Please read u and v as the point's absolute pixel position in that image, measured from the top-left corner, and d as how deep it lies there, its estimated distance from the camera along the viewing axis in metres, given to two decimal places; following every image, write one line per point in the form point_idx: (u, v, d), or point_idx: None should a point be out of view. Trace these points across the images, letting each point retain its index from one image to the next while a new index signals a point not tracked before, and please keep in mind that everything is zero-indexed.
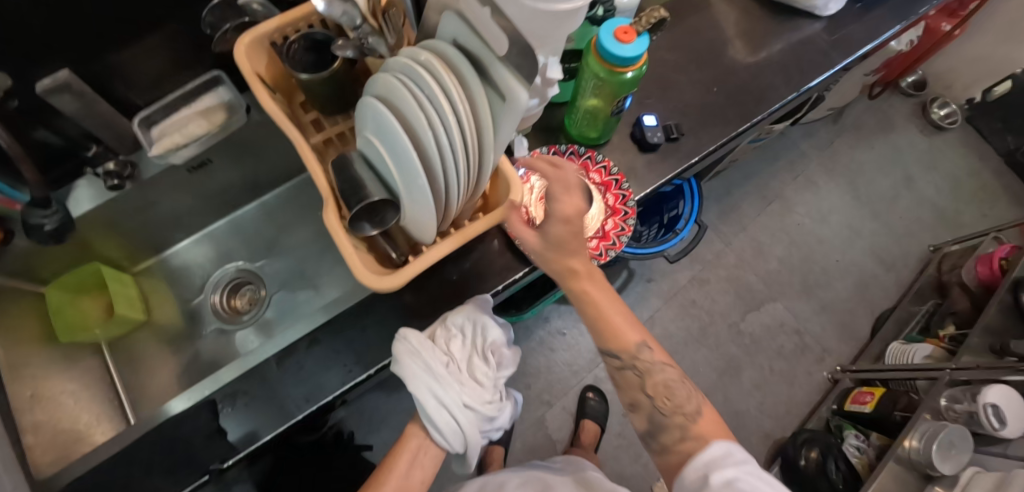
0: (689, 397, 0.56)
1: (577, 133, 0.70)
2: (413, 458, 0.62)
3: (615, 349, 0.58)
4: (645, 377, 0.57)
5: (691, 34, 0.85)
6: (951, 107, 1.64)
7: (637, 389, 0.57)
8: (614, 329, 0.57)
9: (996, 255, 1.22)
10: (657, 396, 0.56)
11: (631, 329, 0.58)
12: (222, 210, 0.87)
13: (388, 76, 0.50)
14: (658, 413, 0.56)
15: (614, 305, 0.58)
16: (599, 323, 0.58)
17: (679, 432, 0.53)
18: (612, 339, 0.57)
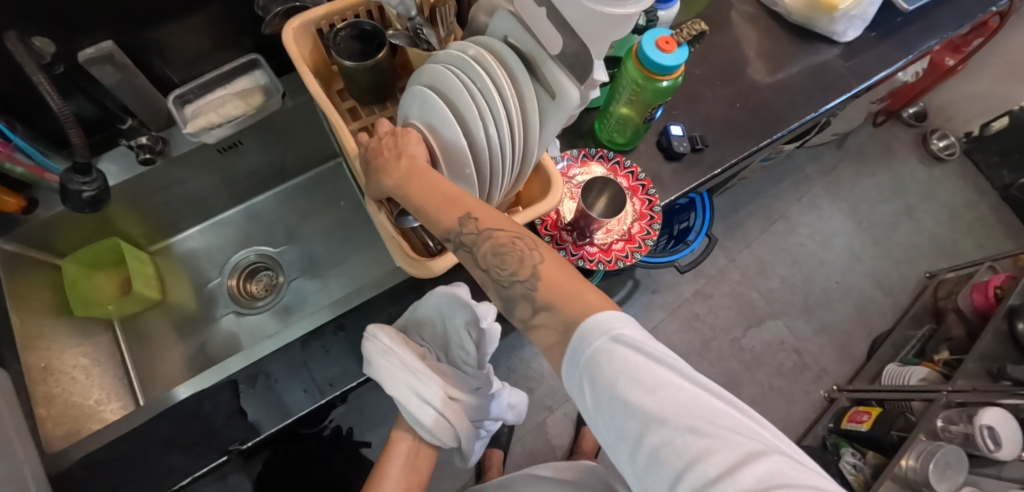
0: (526, 252, 0.41)
1: (606, 138, 0.72)
2: (404, 456, 0.66)
3: (437, 226, 0.44)
4: (473, 245, 0.43)
5: (715, 51, 0.88)
6: (950, 139, 1.69)
7: (476, 269, 0.44)
8: (436, 204, 0.45)
9: (992, 283, 1.26)
10: (492, 267, 0.42)
11: (450, 197, 0.44)
12: (244, 194, 0.87)
13: (438, 68, 0.52)
14: (498, 288, 0.42)
15: (430, 178, 0.45)
16: (430, 200, 0.45)
17: (528, 305, 0.41)
18: (431, 220, 0.45)
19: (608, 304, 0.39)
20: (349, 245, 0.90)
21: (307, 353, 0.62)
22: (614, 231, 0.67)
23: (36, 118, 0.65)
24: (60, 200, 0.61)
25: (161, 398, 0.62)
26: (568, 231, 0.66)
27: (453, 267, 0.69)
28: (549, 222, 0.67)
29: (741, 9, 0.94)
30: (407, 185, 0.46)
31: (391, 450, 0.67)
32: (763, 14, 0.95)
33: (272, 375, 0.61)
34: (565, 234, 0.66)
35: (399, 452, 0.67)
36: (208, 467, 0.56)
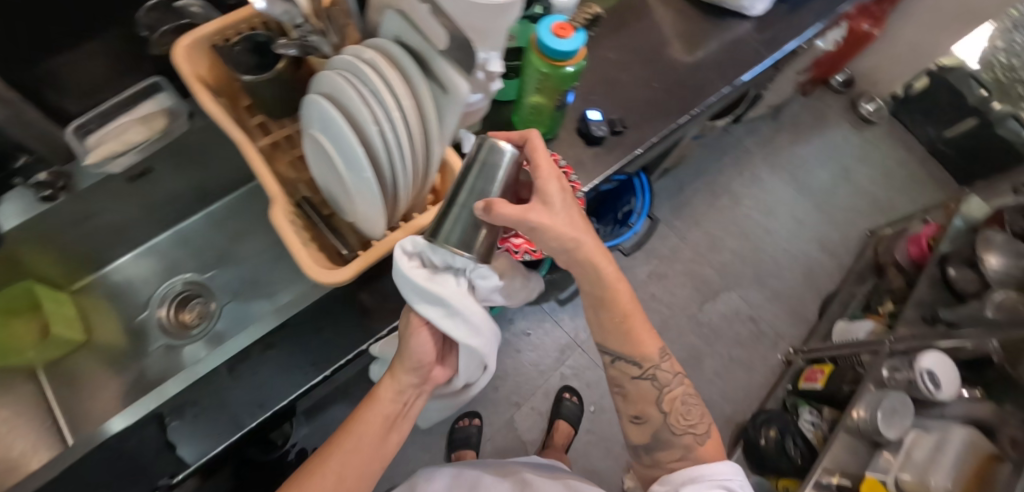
0: (699, 420, 0.64)
1: (525, 129, 0.72)
2: (383, 417, 0.61)
3: (634, 353, 0.64)
4: (663, 390, 0.64)
5: (631, 34, 0.89)
6: (877, 102, 1.77)
7: (652, 402, 0.64)
8: (637, 337, 0.64)
9: (924, 235, 1.33)
10: (672, 412, 0.64)
11: (648, 338, 0.64)
12: (169, 221, 0.84)
13: (331, 73, 0.51)
14: (666, 432, 0.63)
15: (631, 302, 0.62)
16: (629, 331, 0.63)
17: (681, 451, 0.63)
18: (636, 347, 0.64)
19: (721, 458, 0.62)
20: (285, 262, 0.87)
21: (234, 377, 0.60)
22: None
23: None
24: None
25: None
26: None
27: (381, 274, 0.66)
28: None
29: None
30: (612, 290, 0.60)
31: (369, 410, 0.61)
32: None
33: (200, 403, 0.59)
34: None
35: (375, 417, 0.60)
36: None
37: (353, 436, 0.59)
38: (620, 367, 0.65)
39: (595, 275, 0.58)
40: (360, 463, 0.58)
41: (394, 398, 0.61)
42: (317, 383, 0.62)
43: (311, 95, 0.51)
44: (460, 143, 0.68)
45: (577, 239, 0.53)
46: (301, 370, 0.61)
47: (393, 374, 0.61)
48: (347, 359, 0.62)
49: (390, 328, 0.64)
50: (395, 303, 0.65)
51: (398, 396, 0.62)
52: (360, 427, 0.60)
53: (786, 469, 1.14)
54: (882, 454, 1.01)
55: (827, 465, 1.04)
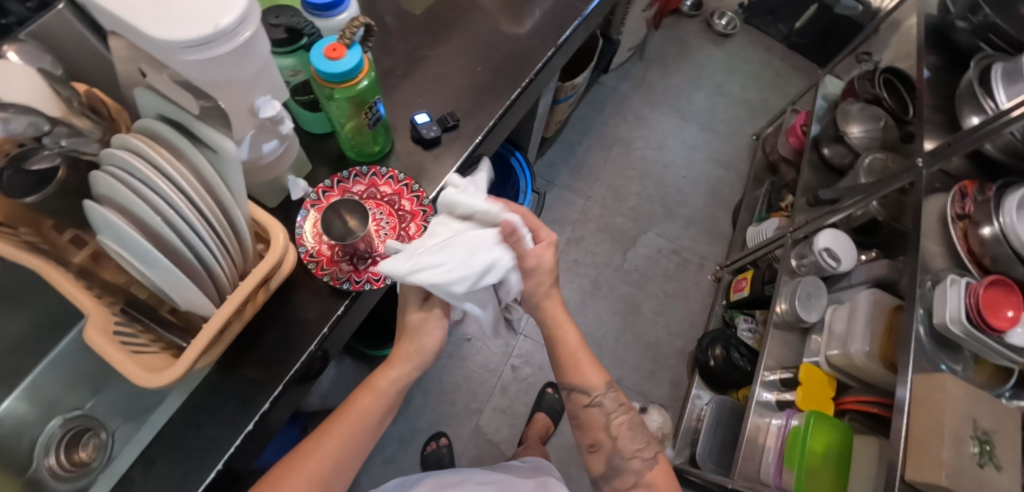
0: (646, 446, 0.70)
1: (356, 152, 0.70)
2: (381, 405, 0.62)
3: (581, 383, 0.69)
4: (610, 416, 0.70)
5: (447, 26, 0.88)
6: (728, 15, 1.85)
7: (603, 429, 0.70)
8: (582, 368, 0.69)
9: (798, 124, 1.42)
10: (619, 437, 0.69)
11: (596, 374, 0.69)
12: (30, 361, 0.76)
13: (94, 170, 0.47)
14: (618, 458, 0.68)
15: (577, 342, 0.69)
16: (574, 370, 0.69)
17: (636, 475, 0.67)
18: (581, 377, 0.69)
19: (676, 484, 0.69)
20: None
21: None
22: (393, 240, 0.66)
23: None
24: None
25: None
26: (348, 261, 0.65)
27: (250, 346, 0.62)
28: (323, 261, 0.64)
29: None
30: (556, 327, 0.67)
31: (366, 395, 0.62)
32: None
33: None
34: (344, 265, 0.64)
35: (373, 404, 0.62)
36: None
37: (349, 422, 0.60)
38: (572, 397, 0.70)
39: (546, 325, 0.68)
40: (351, 447, 0.59)
41: (393, 384, 0.63)
42: (213, 480, 0.58)
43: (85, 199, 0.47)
44: (290, 192, 0.66)
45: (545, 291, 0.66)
46: (190, 473, 0.57)
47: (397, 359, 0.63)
48: (239, 442, 0.59)
49: (273, 399, 0.61)
50: (274, 370, 0.62)
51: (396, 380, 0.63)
52: (356, 407, 0.61)
53: (740, 379, 1.20)
54: (813, 338, 1.08)
55: (769, 364, 1.09)
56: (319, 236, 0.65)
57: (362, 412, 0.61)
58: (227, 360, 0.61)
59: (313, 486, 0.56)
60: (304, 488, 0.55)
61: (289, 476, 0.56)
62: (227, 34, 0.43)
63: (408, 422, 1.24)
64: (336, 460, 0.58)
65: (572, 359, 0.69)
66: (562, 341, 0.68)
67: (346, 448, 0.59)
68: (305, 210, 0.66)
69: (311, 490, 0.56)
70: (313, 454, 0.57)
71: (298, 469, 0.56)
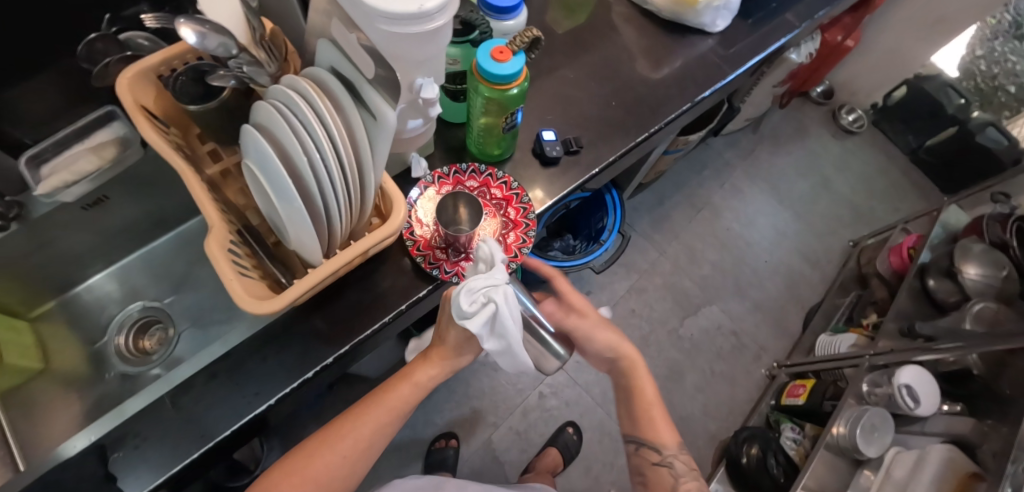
0: None
1: (478, 151, 0.72)
2: (410, 397, 0.63)
3: (653, 438, 0.70)
4: (678, 479, 0.68)
5: (589, 53, 0.89)
6: (858, 112, 1.76)
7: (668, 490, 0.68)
8: (655, 425, 0.71)
9: (906, 245, 1.33)
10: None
11: (666, 432, 0.71)
12: (128, 246, 0.82)
13: (263, 102, 0.50)
14: None
15: (654, 400, 0.70)
16: (649, 424, 0.70)
17: None
18: (653, 434, 0.70)
19: None
20: None
21: (178, 410, 0.58)
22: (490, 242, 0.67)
23: None
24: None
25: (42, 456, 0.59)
26: (442, 249, 0.66)
27: (332, 300, 0.64)
28: (421, 243, 0.66)
29: (616, 11, 0.96)
30: (638, 388, 0.69)
31: (400, 387, 0.63)
32: (637, 11, 0.96)
33: (142, 433, 0.57)
34: (438, 252, 0.66)
35: (409, 396, 0.63)
36: None
37: (377, 408, 0.62)
38: (642, 453, 0.71)
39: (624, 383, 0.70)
40: (379, 433, 0.62)
41: (427, 380, 0.64)
42: (261, 413, 0.60)
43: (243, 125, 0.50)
44: (411, 168, 0.69)
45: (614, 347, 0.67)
46: (244, 400, 0.60)
47: (432, 359, 0.63)
48: (294, 385, 0.61)
49: (338, 355, 0.62)
50: (344, 329, 0.63)
51: (434, 370, 0.64)
52: (389, 394, 0.63)
53: (769, 488, 1.12)
54: (863, 472, 1.00)
55: (807, 483, 1.03)
56: (424, 218, 0.67)
57: (394, 399, 0.62)
58: (307, 306, 0.64)
59: (342, 465, 0.59)
60: (332, 462, 0.58)
61: (319, 449, 0.59)
62: (425, 17, 0.44)
63: (425, 412, 1.25)
64: (362, 441, 0.60)
65: (644, 409, 0.70)
66: (642, 398, 0.70)
67: (368, 433, 0.61)
68: (418, 190, 0.68)
69: (337, 465, 0.59)
70: (343, 430, 0.60)
71: (330, 443, 0.59)
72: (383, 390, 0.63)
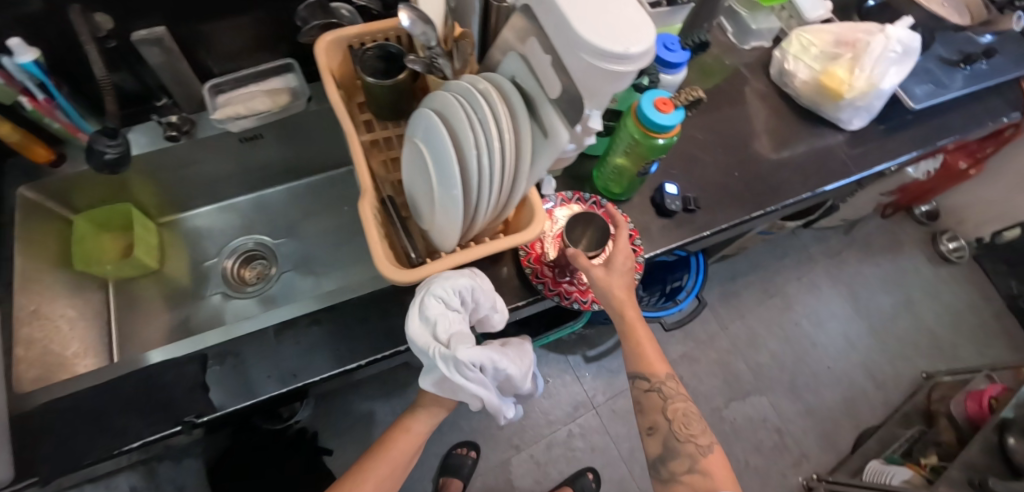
0: (704, 432, 0.64)
1: (603, 186, 0.76)
2: (410, 448, 0.70)
3: (643, 368, 0.66)
4: (668, 401, 0.65)
5: (720, 121, 0.91)
6: (960, 242, 1.66)
7: (659, 411, 0.65)
8: (647, 356, 0.66)
9: (987, 392, 1.23)
10: (676, 421, 0.64)
11: (659, 359, 0.66)
12: (256, 185, 0.89)
13: (446, 95, 0.55)
14: (673, 439, 0.63)
15: (645, 330, 0.66)
16: (638, 358, 0.66)
17: (688, 463, 0.61)
18: (643, 363, 0.66)
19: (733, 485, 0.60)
20: (344, 247, 0.90)
21: (280, 342, 0.63)
22: None
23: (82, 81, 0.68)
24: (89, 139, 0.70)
25: (133, 359, 0.63)
26: (550, 268, 0.68)
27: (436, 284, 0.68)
28: (532, 256, 0.68)
29: (753, 87, 0.96)
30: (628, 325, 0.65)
31: (398, 438, 0.70)
32: (774, 91, 0.96)
33: (241, 356, 0.61)
34: (547, 270, 0.68)
35: (406, 445, 0.70)
36: (159, 434, 0.57)
37: (382, 457, 0.68)
38: (634, 384, 0.67)
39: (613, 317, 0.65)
40: (385, 482, 0.67)
41: (423, 428, 0.72)
42: (349, 369, 0.63)
43: (425, 110, 0.55)
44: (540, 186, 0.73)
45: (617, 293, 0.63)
46: (336, 353, 0.63)
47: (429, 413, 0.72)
48: (386, 354, 0.63)
49: None
50: None
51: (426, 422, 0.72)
52: (389, 449, 0.69)
53: None
54: None
55: None
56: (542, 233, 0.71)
57: (395, 452, 0.69)
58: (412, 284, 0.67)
59: None
60: None
61: None
62: (625, 59, 0.47)
63: (454, 415, 1.26)
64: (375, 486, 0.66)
65: (637, 336, 0.65)
66: (630, 329, 0.65)
67: (376, 481, 0.66)
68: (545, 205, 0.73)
69: None
70: (354, 480, 0.65)
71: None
72: (387, 441, 0.70)
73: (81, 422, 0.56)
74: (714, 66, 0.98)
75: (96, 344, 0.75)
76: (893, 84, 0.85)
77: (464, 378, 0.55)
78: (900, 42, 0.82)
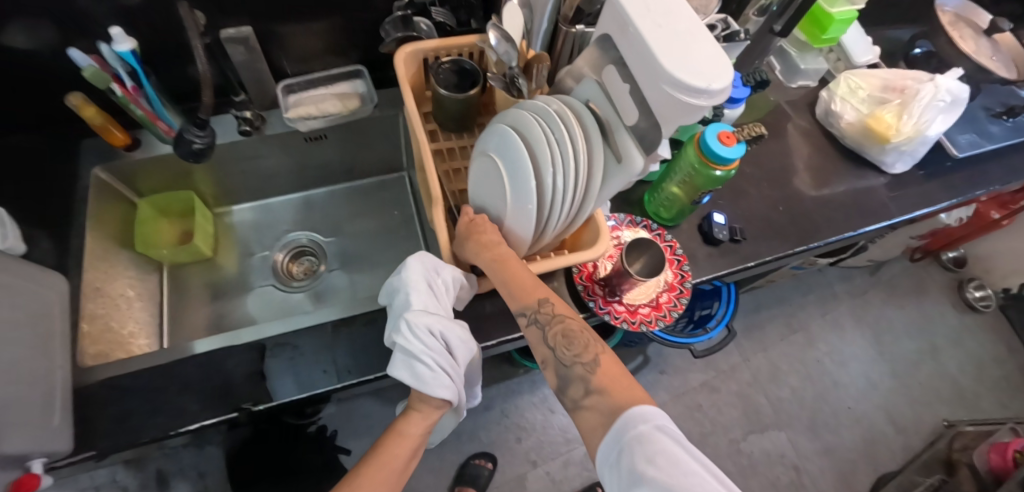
0: (596, 348, 0.54)
1: (653, 210, 0.78)
2: (410, 451, 0.57)
3: (518, 301, 0.57)
4: (547, 328, 0.56)
5: (765, 156, 0.93)
6: (987, 291, 1.65)
7: (543, 343, 0.56)
8: (520, 283, 0.57)
9: (1011, 445, 1.20)
10: (558, 344, 0.55)
11: (536, 285, 0.58)
12: (311, 184, 0.93)
13: (524, 114, 0.60)
14: (562, 367, 0.54)
15: (514, 260, 0.58)
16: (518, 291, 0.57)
17: (582, 385, 0.52)
18: (515, 296, 0.57)
19: (644, 398, 0.50)
20: (390, 250, 0.92)
21: (335, 337, 0.65)
22: (645, 296, 0.70)
23: (164, 73, 0.72)
24: (166, 128, 0.73)
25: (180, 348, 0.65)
26: (601, 285, 0.70)
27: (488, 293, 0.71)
28: (585, 273, 0.71)
29: (797, 124, 0.98)
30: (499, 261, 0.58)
31: (391, 442, 0.57)
32: (818, 130, 0.98)
33: (299, 348, 0.64)
34: (598, 287, 0.70)
35: (404, 450, 0.57)
36: (215, 419, 0.58)
37: (378, 470, 0.55)
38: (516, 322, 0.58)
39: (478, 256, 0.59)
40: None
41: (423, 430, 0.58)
42: None
43: (505, 129, 0.60)
44: None
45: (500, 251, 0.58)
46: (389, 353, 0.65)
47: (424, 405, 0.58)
48: None
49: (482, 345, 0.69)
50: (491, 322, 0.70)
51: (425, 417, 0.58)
52: (385, 455, 0.56)
53: None
54: None
55: None
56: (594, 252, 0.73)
57: (388, 459, 0.56)
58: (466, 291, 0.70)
59: None
60: None
61: None
62: (705, 94, 0.49)
63: (473, 426, 1.27)
64: None
65: (502, 267, 0.58)
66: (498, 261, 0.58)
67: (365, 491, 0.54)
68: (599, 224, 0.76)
69: None
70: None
71: None
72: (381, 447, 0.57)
73: (143, 400, 0.59)
74: (759, 103, 1.00)
75: (147, 325, 0.77)
76: (939, 132, 0.87)
77: (419, 347, 0.57)
78: (949, 92, 0.85)
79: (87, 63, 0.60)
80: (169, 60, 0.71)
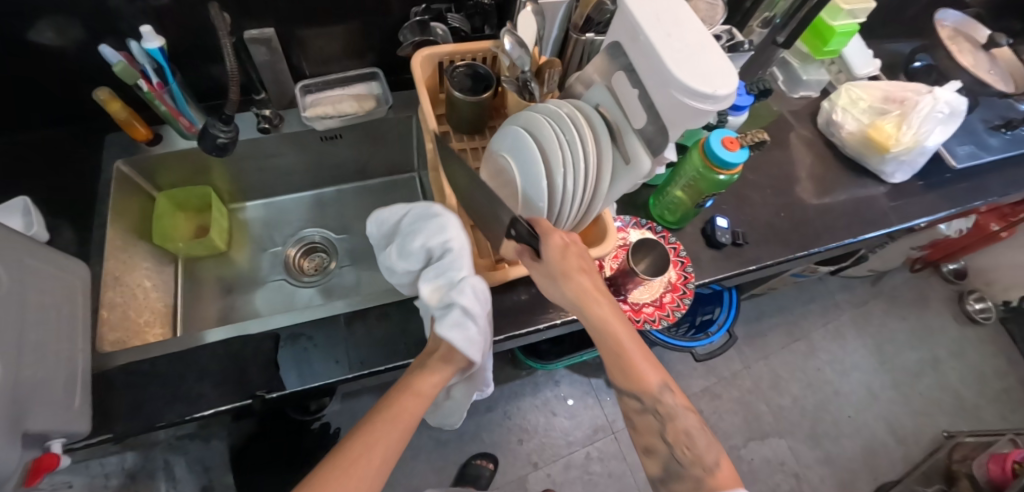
0: (710, 446, 0.56)
1: (657, 213, 0.80)
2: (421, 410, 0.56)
3: (633, 387, 0.57)
4: (666, 423, 0.57)
5: (769, 164, 0.95)
6: (987, 303, 1.66)
7: (657, 434, 0.58)
8: (635, 366, 0.57)
9: (1011, 456, 1.21)
10: (678, 444, 0.56)
11: (644, 360, 0.57)
12: (324, 182, 0.95)
13: (536, 116, 0.63)
14: (675, 464, 0.56)
15: (630, 335, 0.57)
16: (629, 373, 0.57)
17: (695, 485, 0.54)
18: (633, 378, 0.57)
19: None
20: None
21: (349, 330, 0.67)
22: (649, 296, 0.72)
23: (188, 71, 0.75)
24: (188, 124, 0.76)
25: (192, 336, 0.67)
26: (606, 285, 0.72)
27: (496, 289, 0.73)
28: None
29: (799, 133, 1.01)
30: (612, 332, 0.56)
31: (407, 398, 0.55)
32: (820, 139, 1.00)
33: (313, 338, 0.66)
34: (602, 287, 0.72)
35: (416, 409, 0.55)
36: (230, 405, 0.60)
37: (388, 423, 0.53)
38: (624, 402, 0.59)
39: (586, 319, 0.57)
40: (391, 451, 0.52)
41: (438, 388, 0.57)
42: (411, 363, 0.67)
43: (517, 130, 0.63)
44: None
45: (604, 315, 0.56)
46: (399, 346, 0.67)
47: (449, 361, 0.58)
48: None
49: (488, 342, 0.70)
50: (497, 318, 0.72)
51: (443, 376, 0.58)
52: (400, 411, 0.54)
53: None
54: None
55: None
56: None
57: (405, 415, 0.54)
58: None
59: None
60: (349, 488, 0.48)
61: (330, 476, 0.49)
62: (711, 99, 0.52)
63: (476, 427, 1.28)
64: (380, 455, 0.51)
65: (614, 336, 0.56)
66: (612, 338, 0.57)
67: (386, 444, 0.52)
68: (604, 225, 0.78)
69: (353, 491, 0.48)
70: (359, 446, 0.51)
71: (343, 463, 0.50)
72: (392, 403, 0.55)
73: (162, 386, 0.61)
74: (762, 112, 1.03)
75: (162, 316, 0.80)
76: (937, 143, 0.88)
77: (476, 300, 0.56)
78: (948, 104, 0.87)
79: (118, 59, 0.63)
80: (193, 58, 0.74)
